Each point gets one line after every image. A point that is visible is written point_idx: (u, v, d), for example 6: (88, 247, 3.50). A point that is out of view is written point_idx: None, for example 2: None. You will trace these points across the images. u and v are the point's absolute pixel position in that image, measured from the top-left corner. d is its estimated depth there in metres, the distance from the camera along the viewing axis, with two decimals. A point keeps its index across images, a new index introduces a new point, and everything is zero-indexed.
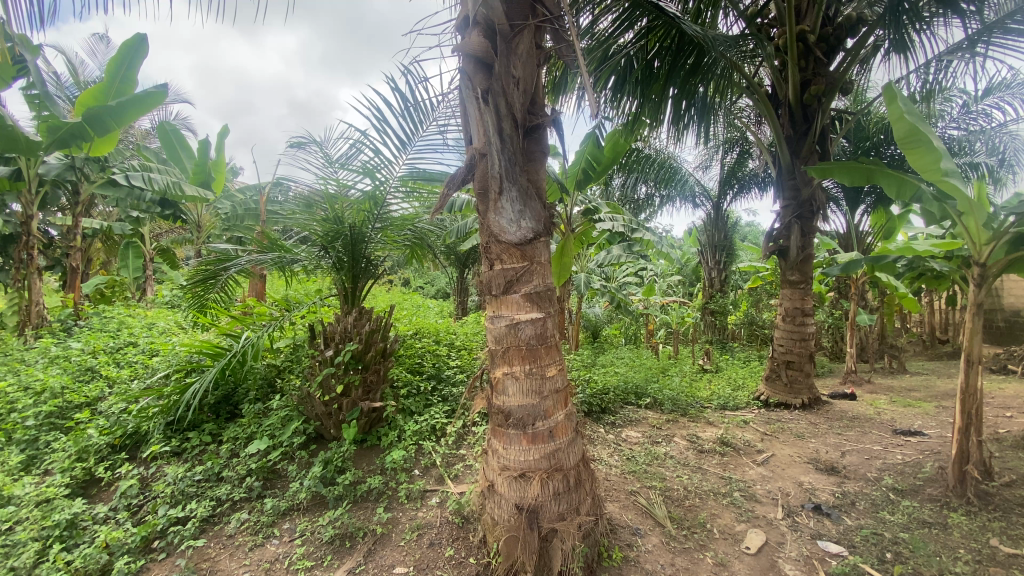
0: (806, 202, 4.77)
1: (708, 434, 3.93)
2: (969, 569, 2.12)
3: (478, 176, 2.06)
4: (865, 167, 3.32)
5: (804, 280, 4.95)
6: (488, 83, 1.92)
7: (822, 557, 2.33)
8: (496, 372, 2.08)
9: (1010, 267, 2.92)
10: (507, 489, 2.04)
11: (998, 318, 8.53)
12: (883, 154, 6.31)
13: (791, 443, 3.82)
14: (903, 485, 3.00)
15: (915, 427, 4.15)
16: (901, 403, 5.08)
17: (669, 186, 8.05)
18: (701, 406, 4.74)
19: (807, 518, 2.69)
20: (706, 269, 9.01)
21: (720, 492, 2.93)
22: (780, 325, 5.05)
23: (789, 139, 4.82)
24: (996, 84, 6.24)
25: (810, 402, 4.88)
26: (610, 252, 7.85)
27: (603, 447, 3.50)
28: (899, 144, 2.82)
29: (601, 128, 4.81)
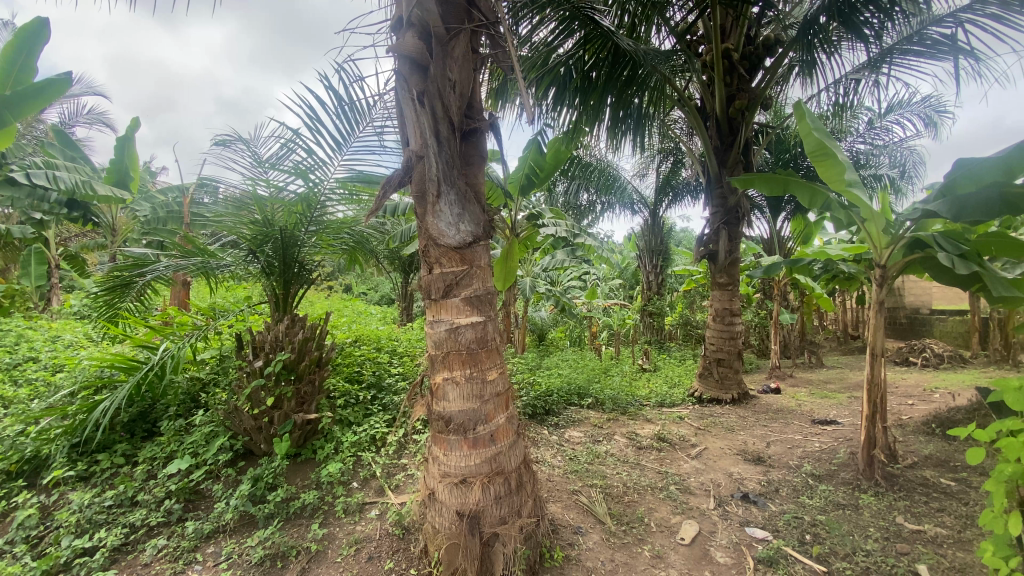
0: (733, 209, 5.07)
1: (647, 430, 4.07)
2: (878, 546, 2.32)
3: (414, 179, 2.02)
4: (782, 177, 3.56)
5: (732, 282, 5.25)
6: (423, 85, 1.89)
7: (749, 543, 2.47)
8: (436, 378, 2.05)
9: (907, 268, 3.23)
10: (448, 496, 2.01)
11: (900, 315, 9.43)
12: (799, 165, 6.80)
13: (722, 436, 4.02)
14: (821, 471, 3.24)
15: (831, 417, 4.52)
16: (819, 395, 5.51)
17: (609, 193, 8.28)
18: (640, 404, 4.90)
19: (736, 506, 2.84)
20: (645, 273, 9.33)
21: (657, 486, 3.04)
22: (712, 324, 5.32)
23: (717, 150, 5.11)
24: (895, 103, 6.95)
25: (740, 396, 5.18)
26: (554, 257, 7.99)
27: (547, 448, 3.54)
28: (810, 157, 3.05)
29: (543, 135, 4.90)
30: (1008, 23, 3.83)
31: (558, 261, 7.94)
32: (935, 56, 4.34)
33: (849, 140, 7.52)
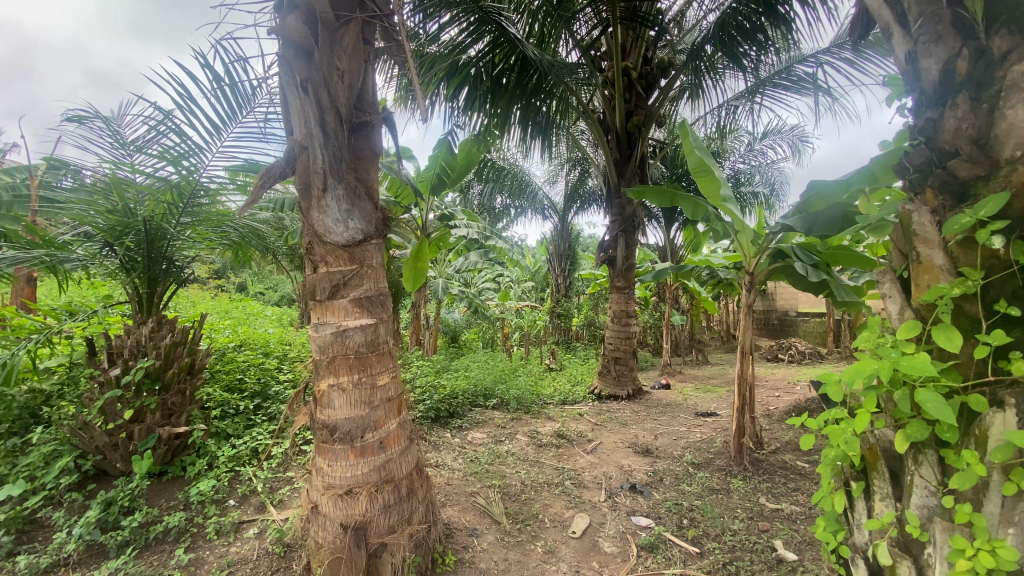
0: (629, 218, 5.38)
1: (547, 428, 4.19)
2: (743, 525, 2.59)
3: (299, 170, 1.91)
4: (670, 191, 3.83)
5: (629, 286, 5.57)
6: (307, 72, 1.80)
7: (634, 531, 2.62)
8: (320, 385, 1.94)
9: (771, 276, 3.64)
10: (332, 509, 1.90)
11: (773, 317, 10.62)
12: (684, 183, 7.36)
13: (616, 430, 4.25)
14: (700, 459, 3.54)
15: (711, 409, 4.97)
16: (703, 389, 6.03)
17: (521, 198, 8.42)
18: (544, 403, 5.04)
19: (625, 497, 3.00)
20: (554, 276, 9.64)
21: (553, 482, 3.13)
22: (610, 325, 5.61)
23: (617, 161, 5.41)
24: (770, 129, 7.83)
25: (634, 393, 5.52)
26: (467, 258, 7.75)
27: (448, 452, 3.50)
28: (692, 172, 3.29)
29: (452, 135, 4.87)
30: (858, 67, 4.53)
31: (471, 263, 7.70)
32: (798, 91, 4.96)
33: (732, 160, 8.29)
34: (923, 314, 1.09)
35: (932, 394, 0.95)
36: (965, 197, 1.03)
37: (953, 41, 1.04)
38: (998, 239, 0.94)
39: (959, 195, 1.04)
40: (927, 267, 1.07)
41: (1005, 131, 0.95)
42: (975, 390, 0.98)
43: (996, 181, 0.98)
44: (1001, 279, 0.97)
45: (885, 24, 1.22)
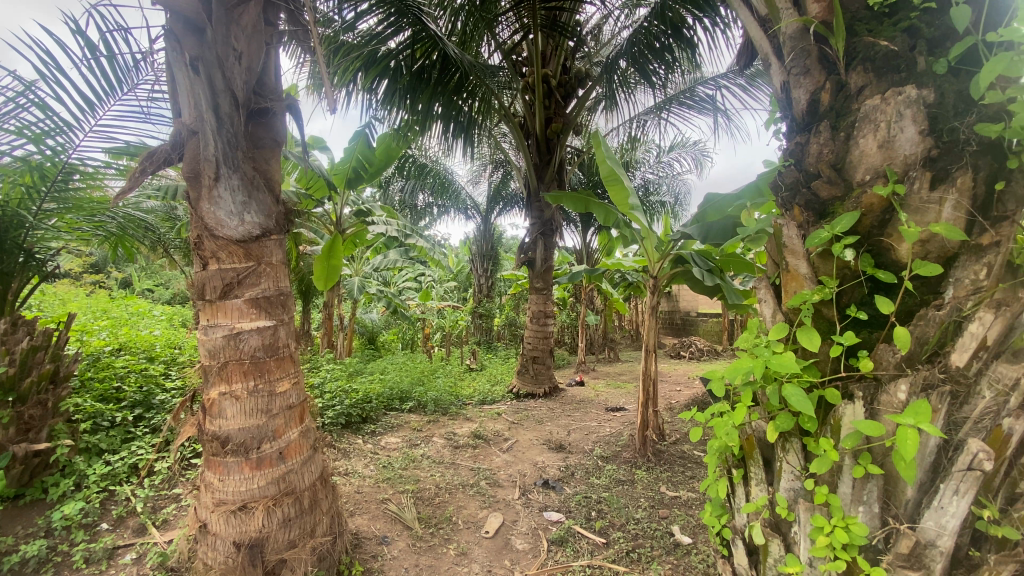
0: (548, 221, 5.49)
1: (464, 429, 4.17)
2: (645, 513, 2.75)
3: (188, 157, 1.75)
4: (585, 197, 3.96)
5: (547, 287, 5.71)
6: (198, 50, 1.66)
7: (545, 526, 2.68)
8: (210, 394, 1.78)
9: (673, 279, 3.90)
10: (224, 526, 1.76)
11: (677, 316, 11.43)
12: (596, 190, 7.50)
13: (532, 428, 4.34)
14: (609, 453, 3.72)
15: (620, 404, 5.23)
16: (614, 386, 6.34)
17: (444, 197, 8.29)
18: (462, 403, 5.02)
19: (537, 493, 3.07)
20: (477, 276, 9.63)
21: (468, 483, 3.13)
22: (529, 325, 5.71)
23: (536, 165, 5.53)
24: (676, 143, 8.39)
25: (551, 390, 5.68)
26: (387, 257, 7.53)
27: (358, 459, 3.36)
28: (604, 180, 3.42)
29: (369, 128, 4.70)
30: (750, 93, 5.00)
31: (390, 261, 7.43)
32: (700, 110, 5.38)
33: (642, 170, 8.73)
34: (790, 318, 1.21)
35: (796, 388, 1.06)
36: (824, 215, 1.15)
37: (818, 75, 1.17)
38: (849, 252, 1.08)
39: (819, 213, 1.16)
40: (794, 276, 1.18)
41: (857, 157, 1.10)
42: (831, 384, 1.10)
43: (849, 201, 1.11)
44: (851, 287, 1.11)
45: (764, 56, 1.32)
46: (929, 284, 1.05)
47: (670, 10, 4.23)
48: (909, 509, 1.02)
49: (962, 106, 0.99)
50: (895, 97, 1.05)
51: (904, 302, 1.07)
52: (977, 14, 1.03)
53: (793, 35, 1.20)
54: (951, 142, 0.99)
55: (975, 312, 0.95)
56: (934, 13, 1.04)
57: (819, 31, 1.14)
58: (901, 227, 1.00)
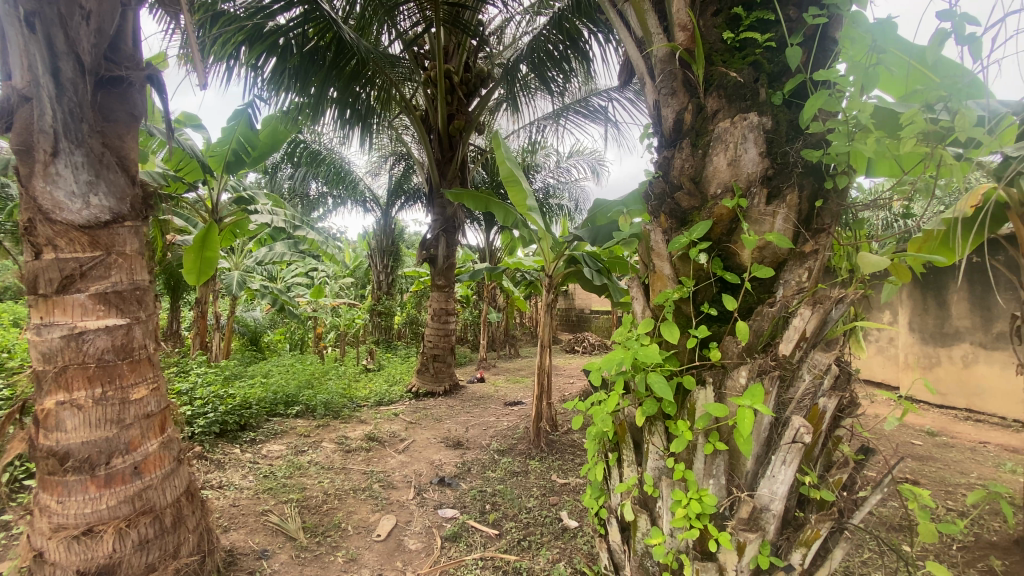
0: (450, 218, 5.44)
1: (357, 433, 4.00)
2: (536, 502, 2.86)
3: (17, 127, 1.50)
4: (485, 196, 3.94)
5: (449, 284, 5.65)
6: (34, 3, 1.43)
7: (439, 524, 2.67)
8: (44, 404, 1.52)
9: (566, 278, 4.10)
10: (63, 555, 1.52)
11: (573, 313, 12.03)
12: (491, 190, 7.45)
13: (430, 427, 4.30)
14: (505, 446, 3.80)
15: (518, 399, 5.38)
16: (512, 381, 6.49)
17: (340, 186, 7.76)
18: (356, 406, 4.81)
19: (433, 492, 3.04)
20: (376, 273, 9.31)
21: (360, 487, 3.02)
22: (429, 323, 5.62)
23: (438, 162, 5.45)
24: (573, 149, 8.76)
25: (451, 388, 5.66)
26: (272, 249, 6.92)
27: (235, 470, 3.08)
28: (503, 180, 3.42)
29: (253, 108, 4.31)
30: (638, 107, 5.39)
31: (276, 255, 6.89)
32: (594, 120, 5.71)
33: (543, 173, 9.00)
34: (657, 313, 1.34)
35: (659, 376, 1.18)
36: (685, 222, 1.29)
37: (683, 97, 1.29)
38: (704, 255, 1.22)
39: (681, 220, 1.30)
40: (659, 276, 1.31)
41: (711, 173, 1.24)
42: (688, 371, 1.25)
43: (704, 211, 1.26)
44: (704, 287, 1.26)
45: (641, 75, 1.44)
46: (764, 284, 1.23)
47: (567, 21, 4.41)
48: (749, 478, 1.18)
49: (792, 133, 1.19)
50: (742, 121, 1.20)
51: (746, 300, 1.24)
52: (808, 54, 1.21)
53: (662, 58, 1.31)
54: (783, 164, 1.17)
55: (798, 308, 1.13)
56: (773, 52, 1.22)
57: (684, 57, 1.27)
58: (743, 235, 1.16)
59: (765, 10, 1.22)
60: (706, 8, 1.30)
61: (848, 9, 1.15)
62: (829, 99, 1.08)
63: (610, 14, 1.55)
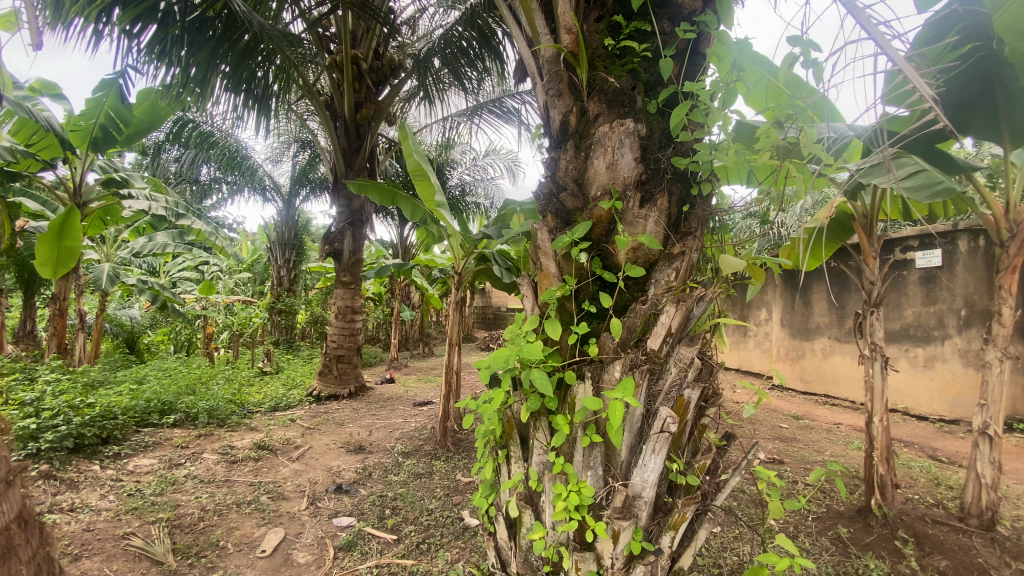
0: (357, 211, 5.20)
1: (245, 442, 3.69)
2: (438, 503, 2.82)
3: None
4: (391, 189, 3.76)
5: (355, 281, 5.39)
6: None
7: (333, 533, 2.52)
8: None
9: (477, 275, 4.08)
10: None
11: (489, 311, 12.09)
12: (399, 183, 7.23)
13: (330, 432, 4.08)
14: (410, 448, 3.71)
15: (427, 399, 5.28)
16: (423, 381, 6.36)
17: (234, 172, 7.09)
18: (247, 412, 4.44)
19: (328, 500, 2.88)
20: (275, 268, 8.78)
21: (245, 501, 2.78)
22: (333, 322, 5.33)
23: (344, 151, 5.15)
24: (490, 147, 8.74)
25: (356, 390, 5.42)
26: (150, 240, 6.02)
27: (92, 490, 2.69)
28: (410, 174, 3.25)
29: (126, 78, 3.80)
30: None
31: (157, 246, 6.02)
32: (506, 120, 5.73)
33: (459, 169, 8.87)
34: (544, 311, 1.36)
35: (540, 372, 1.20)
36: (569, 222, 1.32)
37: (568, 99, 1.32)
38: (583, 255, 1.26)
39: (565, 220, 1.33)
40: (545, 275, 1.33)
41: (592, 175, 1.28)
42: (569, 367, 1.28)
43: (585, 212, 1.30)
44: (584, 285, 1.30)
45: (531, 74, 1.45)
46: (637, 283, 1.29)
47: (479, 18, 4.35)
48: (623, 468, 1.24)
49: (664, 140, 1.26)
50: (619, 127, 1.25)
51: (622, 297, 1.30)
52: (681, 66, 1.28)
53: (549, 58, 1.33)
54: (656, 169, 1.25)
55: (666, 306, 1.19)
56: (649, 62, 1.29)
57: (568, 59, 1.30)
58: (618, 235, 1.21)
59: (642, 21, 1.28)
60: (590, 13, 1.35)
61: (715, 27, 1.23)
62: (695, 111, 1.15)
63: (503, 10, 1.55)
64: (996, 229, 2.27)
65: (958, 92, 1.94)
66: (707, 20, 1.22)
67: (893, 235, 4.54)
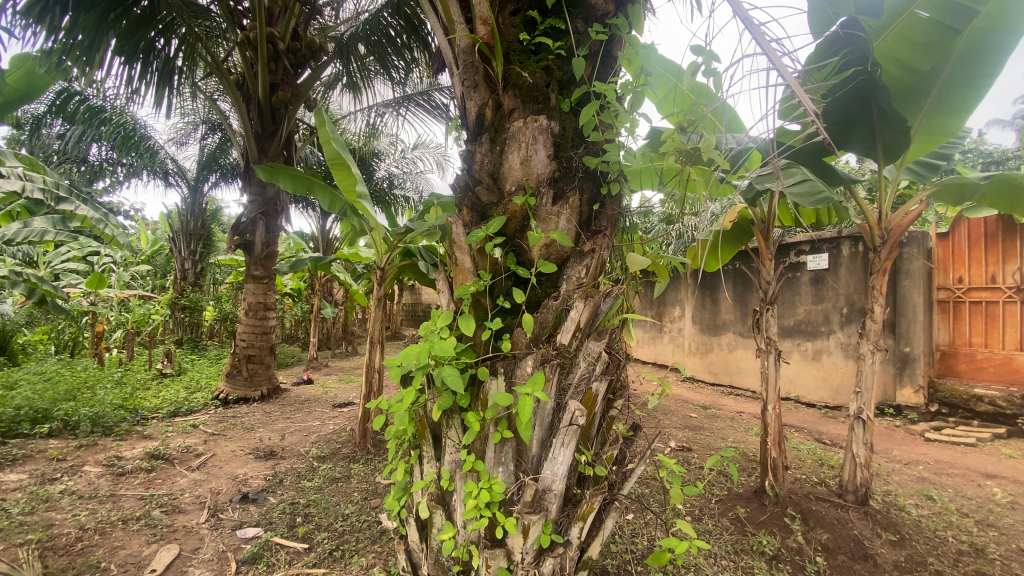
0: (271, 200, 4.88)
1: (135, 452, 3.34)
2: (355, 507, 2.71)
3: None
4: (307, 177, 3.55)
5: (267, 276, 5.05)
6: None
7: (236, 546, 2.34)
8: None
9: (401, 271, 3.96)
10: None
11: (418, 309, 11.89)
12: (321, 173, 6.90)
13: (238, 437, 3.80)
14: (326, 451, 3.54)
15: (348, 400, 5.07)
16: (344, 381, 6.11)
17: (131, 152, 6.42)
18: (141, 419, 4.03)
19: (232, 511, 2.67)
20: (179, 260, 8.03)
21: (134, 516, 2.51)
22: (242, 320, 4.96)
23: (257, 136, 4.80)
24: (420, 140, 8.59)
25: (269, 392, 5.10)
26: (25, 225, 5.31)
27: None
28: (328, 163, 3.06)
29: None
30: None
31: (32, 234, 5.29)
32: (436, 115, 5.65)
33: (387, 161, 8.62)
34: (459, 307, 1.32)
35: (452, 369, 1.17)
36: (484, 217, 1.30)
37: (484, 91, 1.30)
38: (498, 250, 1.24)
39: (480, 215, 1.31)
40: (460, 269, 1.30)
41: (507, 170, 1.28)
42: (482, 363, 1.26)
43: (500, 207, 1.28)
44: (499, 280, 1.28)
45: (447, 63, 1.42)
46: (550, 279, 1.30)
47: (408, 7, 4.17)
48: (534, 463, 1.24)
49: (576, 139, 1.29)
50: (533, 123, 1.26)
51: (534, 293, 1.30)
52: (593, 67, 1.31)
53: (464, 48, 1.31)
54: (567, 167, 1.27)
55: (575, 302, 1.21)
56: (563, 60, 1.30)
57: (483, 51, 1.28)
58: (531, 232, 1.21)
59: (557, 19, 1.29)
60: (506, 6, 1.34)
61: (626, 31, 1.27)
62: (604, 110, 1.18)
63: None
64: (871, 235, 2.55)
65: (838, 108, 2.11)
66: (618, 23, 1.25)
67: (788, 240, 5.01)
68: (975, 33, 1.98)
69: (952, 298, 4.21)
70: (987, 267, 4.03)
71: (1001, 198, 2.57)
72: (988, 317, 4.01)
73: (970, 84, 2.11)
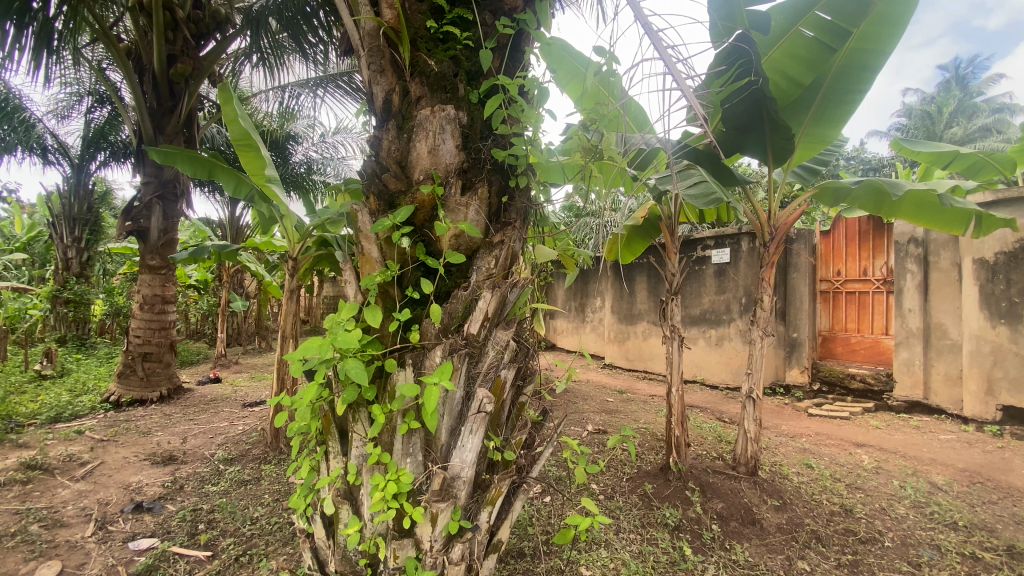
0: (169, 182, 4.49)
1: (7, 462, 2.96)
2: (266, 509, 2.58)
3: None
4: (207, 159, 3.27)
5: (166, 266, 4.62)
6: None
7: (128, 559, 2.14)
8: None
9: (315, 261, 3.80)
10: None
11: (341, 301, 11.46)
12: (228, 156, 6.41)
13: (132, 442, 3.48)
14: (235, 453, 3.33)
15: (259, 398, 4.80)
16: (256, 379, 5.76)
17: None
18: (15, 425, 3.56)
19: (123, 522, 2.44)
20: (59, 249, 7.02)
21: (5, 534, 2.23)
22: (135, 315, 4.51)
23: (152, 112, 4.36)
24: (341, 126, 8.21)
25: (170, 392, 4.71)
26: None
27: None
28: (234, 144, 2.84)
29: None
30: None
31: None
32: (356, 99, 5.44)
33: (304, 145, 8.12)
34: (366, 297, 1.29)
35: (357, 362, 1.13)
36: (391, 205, 1.28)
37: (391, 77, 1.28)
38: (405, 239, 1.22)
39: (388, 203, 1.28)
40: (367, 259, 1.28)
41: (414, 159, 1.26)
42: (390, 355, 1.24)
43: (408, 195, 1.27)
44: (407, 270, 1.27)
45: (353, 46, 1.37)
46: (460, 269, 1.31)
47: None
48: (443, 452, 1.25)
49: (484, 131, 1.30)
50: (440, 112, 1.25)
51: (443, 284, 1.31)
52: (500, 60, 1.33)
53: (369, 31, 1.28)
54: (476, 159, 1.28)
55: (483, 291, 1.23)
56: (471, 51, 1.31)
57: (390, 35, 1.26)
58: (440, 221, 1.21)
59: (464, 9, 1.30)
60: None
61: (533, 27, 1.30)
62: (509, 104, 1.20)
63: None
64: (762, 231, 2.79)
65: (737, 111, 2.24)
66: (525, 18, 1.28)
67: (695, 235, 5.39)
68: (849, 53, 2.22)
69: (832, 289, 4.74)
70: (860, 261, 4.57)
71: (869, 201, 2.88)
72: (861, 305, 4.55)
73: (844, 100, 2.37)
